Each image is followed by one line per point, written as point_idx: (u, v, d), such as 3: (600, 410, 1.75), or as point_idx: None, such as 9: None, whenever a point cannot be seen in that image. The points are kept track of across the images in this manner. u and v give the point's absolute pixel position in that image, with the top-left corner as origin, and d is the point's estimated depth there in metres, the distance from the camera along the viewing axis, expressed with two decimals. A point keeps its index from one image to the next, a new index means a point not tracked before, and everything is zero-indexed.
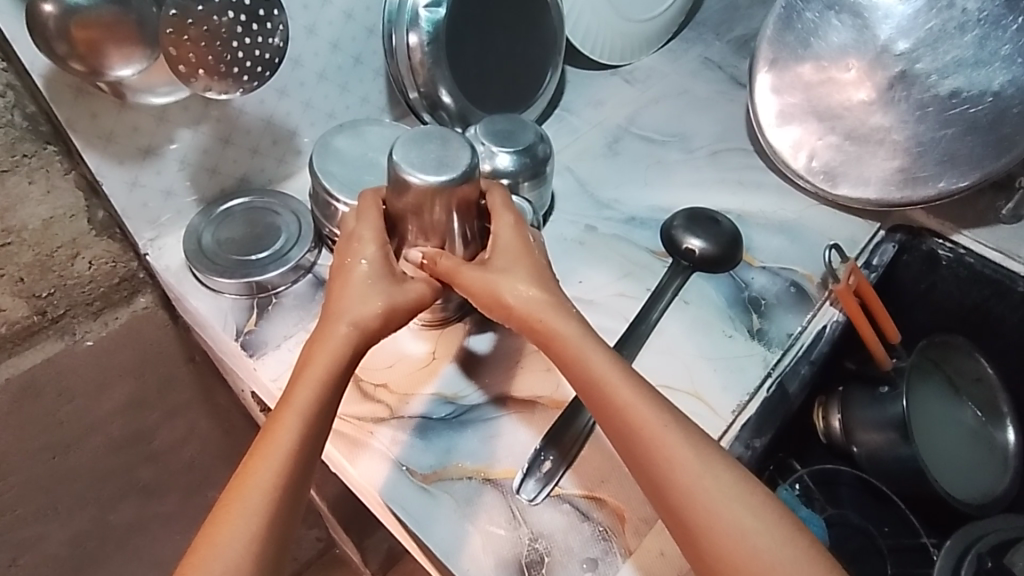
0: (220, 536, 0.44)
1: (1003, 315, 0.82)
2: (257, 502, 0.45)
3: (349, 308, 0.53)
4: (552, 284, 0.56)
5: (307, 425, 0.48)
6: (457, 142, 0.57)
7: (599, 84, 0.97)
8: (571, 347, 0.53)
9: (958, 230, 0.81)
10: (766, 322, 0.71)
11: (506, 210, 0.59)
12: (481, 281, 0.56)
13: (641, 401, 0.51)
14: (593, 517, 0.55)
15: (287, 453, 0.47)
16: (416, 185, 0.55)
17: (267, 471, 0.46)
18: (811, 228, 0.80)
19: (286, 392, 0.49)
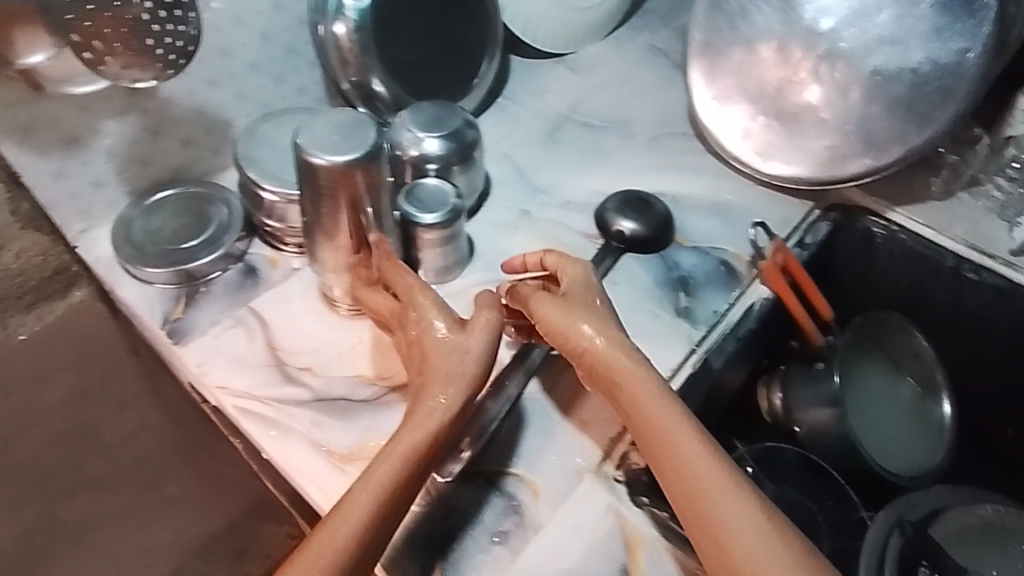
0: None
1: (935, 293, 0.83)
2: (316, 573, 0.45)
3: (437, 370, 0.54)
4: (619, 331, 0.58)
5: (387, 498, 0.49)
6: (365, 119, 0.55)
7: (544, 72, 0.97)
8: (639, 395, 0.55)
9: (891, 208, 0.83)
10: (694, 302, 0.72)
11: (569, 262, 0.63)
12: (555, 315, 0.58)
13: (706, 458, 0.52)
14: (506, 492, 0.56)
15: (353, 530, 0.47)
16: (323, 168, 0.53)
17: (336, 540, 0.46)
18: (743, 212, 0.80)
19: (373, 462, 0.50)
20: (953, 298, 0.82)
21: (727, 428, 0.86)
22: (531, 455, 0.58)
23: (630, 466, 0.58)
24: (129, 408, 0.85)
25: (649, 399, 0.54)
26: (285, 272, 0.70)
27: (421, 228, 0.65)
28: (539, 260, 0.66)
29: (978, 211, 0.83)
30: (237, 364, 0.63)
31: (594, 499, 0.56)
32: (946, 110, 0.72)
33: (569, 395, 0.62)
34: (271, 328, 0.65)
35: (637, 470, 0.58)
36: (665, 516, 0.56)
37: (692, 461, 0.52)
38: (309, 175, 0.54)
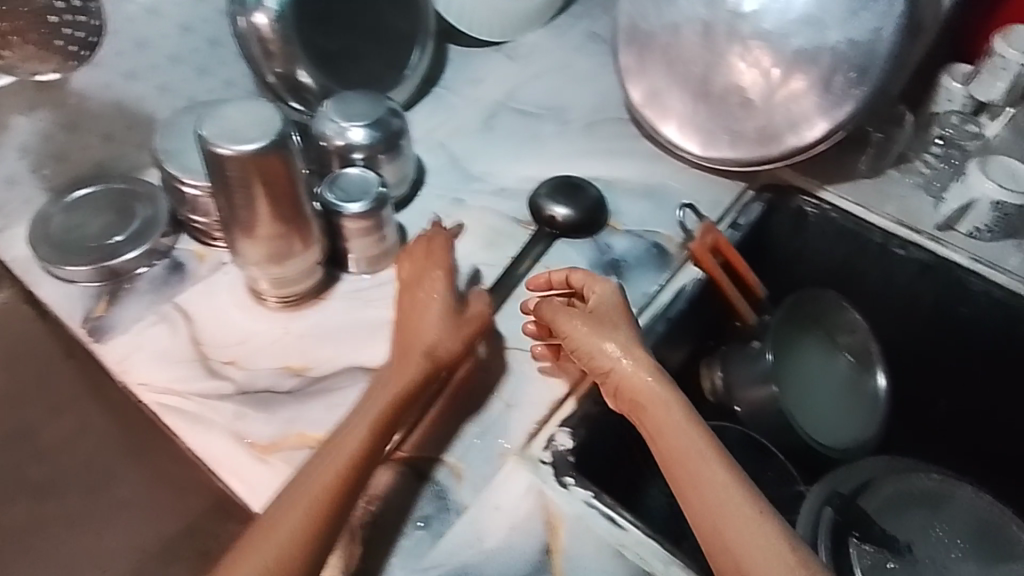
0: (266, 532, 0.47)
1: (867, 269, 0.84)
2: (305, 507, 0.48)
3: (423, 337, 0.58)
4: (645, 354, 0.58)
5: (372, 438, 0.52)
6: (268, 110, 0.55)
7: (482, 62, 0.98)
8: (661, 418, 0.55)
9: (823, 188, 0.85)
10: (624, 284, 0.73)
11: (597, 279, 0.63)
12: (581, 334, 0.59)
13: (727, 485, 0.51)
14: (430, 478, 0.56)
15: (344, 465, 0.51)
16: (228, 157, 0.52)
17: (325, 477, 0.50)
18: (672, 188, 0.83)
19: (358, 411, 0.54)
20: (883, 272, 0.84)
21: None
22: (456, 439, 0.59)
23: (556, 448, 0.59)
24: (74, 407, 0.75)
25: (672, 421, 0.55)
26: (212, 265, 0.69)
27: (345, 217, 0.65)
28: (565, 277, 0.65)
29: (906, 188, 0.85)
30: (159, 361, 0.62)
31: (517, 481, 0.56)
32: (861, 90, 0.74)
33: (497, 380, 0.63)
34: (195, 323, 0.65)
35: (561, 451, 0.59)
36: (588, 493, 0.56)
37: (715, 487, 0.51)
38: (217, 168, 0.54)
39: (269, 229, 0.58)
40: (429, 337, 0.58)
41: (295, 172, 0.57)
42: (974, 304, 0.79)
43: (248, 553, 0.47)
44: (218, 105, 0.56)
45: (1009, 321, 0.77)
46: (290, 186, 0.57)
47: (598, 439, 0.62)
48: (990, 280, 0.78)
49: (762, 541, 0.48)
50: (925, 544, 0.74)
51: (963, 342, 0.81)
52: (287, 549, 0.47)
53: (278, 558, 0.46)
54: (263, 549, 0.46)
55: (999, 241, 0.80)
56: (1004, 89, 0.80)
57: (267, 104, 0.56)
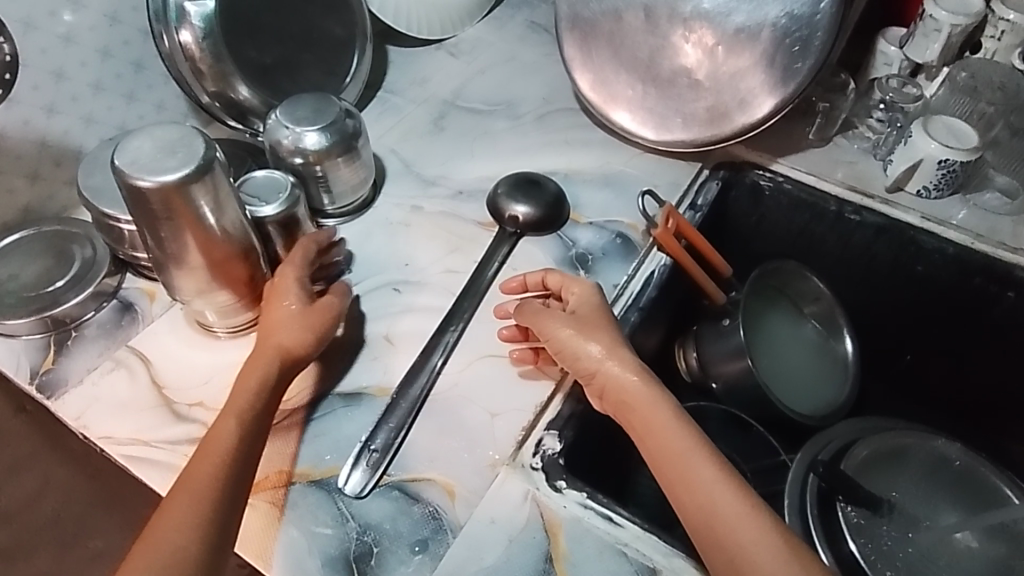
0: (156, 541, 0.45)
1: (825, 236, 0.86)
2: (186, 503, 0.47)
3: (275, 334, 0.57)
4: (629, 354, 0.59)
5: (242, 424, 0.52)
6: (189, 133, 0.52)
7: (423, 60, 0.95)
8: (651, 416, 0.55)
9: (775, 160, 0.86)
10: (593, 277, 0.73)
11: (574, 282, 0.65)
12: (564, 335, 0.60)
13: (720, 481, 0.51)
14: (423, 499, 0.55)
15: (225, 451, 0.50)
16: (150, 189, 0.49)
17: (203, 471, 0.48)
18: (629, 175, 0.84)
19: (226, 404, 0.53)
20: (839, 238, 0.85)
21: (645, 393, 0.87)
22: (444, 456, 0.58)
23: (545, 453, 0.58)
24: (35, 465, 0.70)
25: (663, 423, 0.54)
26: (164, 305, 0.65)
27: (268, 222, 0.63)
28: (541, 279, 0.67)
29: (854, 153, 0.87)
30: (117, 410, 0.58)
31: (512, 490, 0.56)
32: (803, 64, 0.74)
33: (478, 389, 0.62)
34: (154, 365, 0.61)
35: (550, 454, 0.58)
36: (582, 494, 0.56)
37: (706, 485, 0.51)
38: (137, 200, 0.50)
39: (204, 257, 0.55)
40: (282, 333, 0.57)
41: (221, 197, 0.53)
42: (930, 262, 0.81)
43: (139, 560, 0.44)
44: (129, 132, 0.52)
45: (965, 274, 0.80)
46: (213, 211, 0.53)
47: (585, 437, 0.62)
48: (941, 237, 0.80)
49: (755, 537, 0.48)
50: (906, 499, 0.77)
51: (921, 298, 0.84)
52: (179, 549, 0.45)
53: (169, 557, 0.44)
54: (153, 553, 0.44)
55: (947, 198, 0.83)
56: (938, 51, 0.83)
57: (188, 127, 0.52)
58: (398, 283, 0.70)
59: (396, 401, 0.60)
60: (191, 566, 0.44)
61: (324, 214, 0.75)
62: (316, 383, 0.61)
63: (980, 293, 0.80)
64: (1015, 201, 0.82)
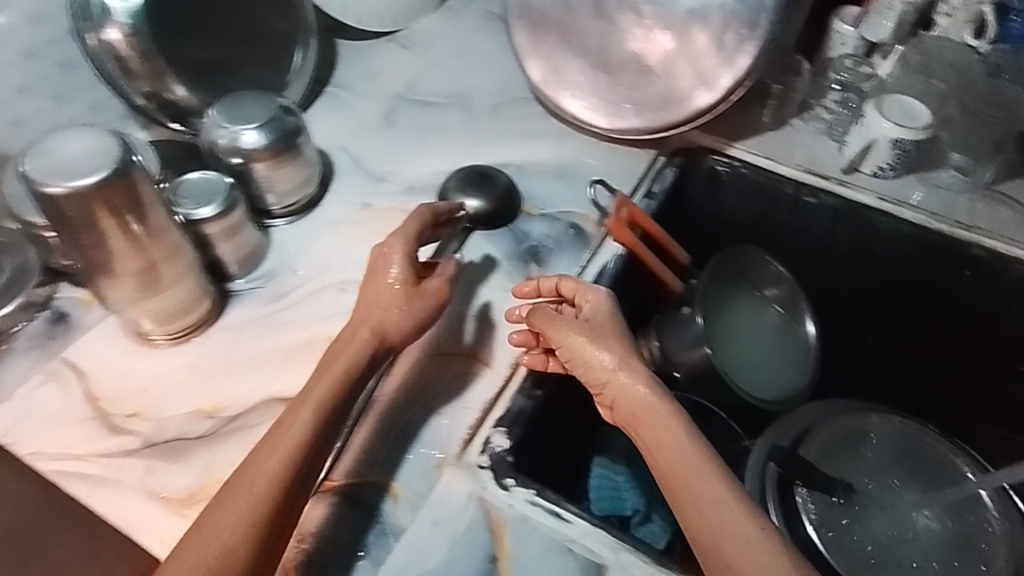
0: (212, 533, 0.47)
1: (783, 222, 0.85)
2: (244, 498, 0.48)
3: (372, 314, 0.58)
4: (644, 367, 0.58)
5: (318, 425, 0.52)
6: (104, 134, 0.49)
7: (374, 53, 0.93)
8: (659, 429, 0.55)
9: (731, 145, 0.85)
10: (545, 270, 0.72)
11: (585, 290, 0.62)
12: (576, 344, 0.59)
13: (726, 500, 0.51)
14: (366, 504, 0.54)
15: (295, 445, 0.51)
16: (63, 196, 0.46)
17: (269, 467, 0.49)
18: (583, 165, 0.82)
19: (301, 394, 0.54)
20: (797, 222, 0.85)
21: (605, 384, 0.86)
22: (389, 458, 0.57)
23: (493, 450, 0.58)
24: None
25: (671, 436, 0.54)
26: (100, 314, 0.63)
27: (206, 224, 0.62)
28: (554, 286, 0.64)
29: (811, 135, 0.86)
30: (50, 424, 0.57)
31: (456, 491, 0.55)
32: (751, 44, 0.73)
33: (425, 388, 0.61)
34: (89, 377, 0.60)
35: (499, 451, 0.57)
36: (531, 492, 0.55)
37: (712, 502, 0.50)
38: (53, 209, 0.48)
39: (128, 263, 0.53)
40: (383, 313, 0.58)
41: (143, 202, 0.51)
42: (886, 243, 0.80)
43: (196, 550, 0.46)
44: (57, 130, 0.50)
45: (922, 253, 0.79)
46: (136, 216, 0.51)
47: (536, 433, 0.61)
48: (898, 218, 0.79)
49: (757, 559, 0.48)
50: (864, 484, 0.78)
51: (880, 279, 0.83)
52: (226, 552, 0.46)
53: (224, 551, 0.46)
54: (205, 548, 0.46)
55: (902, 178, 0.82)
56: (892, 28, 0.82)
57: (106, 131, 0.50)
58: (345, 283, 0.69)
59: None
60: (244, 559, 0.46)
61: (270, 215, 0.73)
62: (258, 389, 0.60)
63: (938, 274, 0.79)
64: (970, 178, 0.81)
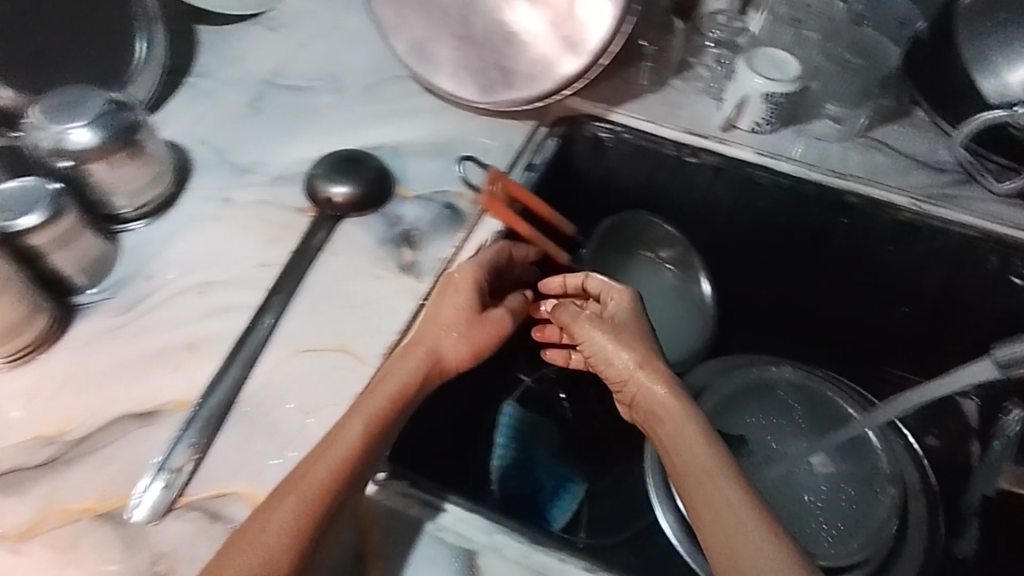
0: (252, 537, 0.46)
1: (670, 184, 0.85)
2: (291, 502, 0.47)
3: (433, 333, 0.59)
4: (669, 371, 0.59)
5: (370, 432, 0.52)
6: None
7: (237, 37, 0.88)
8: (676, 428, 0.55)
9: (611, 110, 0.84)
10: (419, 254, 0.69)
11: (613, 291, 0.65)
12: (601, 341, 0.61)
13: (742, 500, 0.49)
14: (225, 516, 0.51)
15: (344, 452, 0.50)
16: None
17: (317, 474, 0.49)
18: (462, 141, 0.80)
19: (357, 403, 0.54)
20: (683, 183, 0.84)
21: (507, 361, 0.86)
22: (252, 462, 0.54)
23: None
24: None
25: (688, 436, 0.54)
26: None
27: (30, 235, 0.57)
28: (579, 283, 0.66)
29: (690, 95, 0.86)
30: None
31: None
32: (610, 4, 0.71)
33: (290, 387, 0.59)
34: None
35: None
36: (406, 483, 0.54)
37: (724, 502, 0.49)
38: None
39: None
40: (444, 334, 0.59)
41: None
42: (768, 196, 0.81)
43: (238, 552, 0.45)
44: None
45: (802, 205, 0.80)
46: None
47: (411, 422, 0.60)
48: (776, 171, 0.80)
49: (768, 558, 0.46)
50: (764, 438, 0.83)
51: (768, 231, 0.84)
52: (268, 556, 0.45)
53: (264, 556, 0.45)
54: (248, 553, 0.45)
55: (780, 131, 0.82)
56: None
57: None
58: (203, 285, 0.65)
59: (199, 413, 0.56)
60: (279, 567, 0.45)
61: (124, 218, 0.68)
62: (108, 406, 0.57)
63: (818, 222, 0.80)
64: (844, 126, 0.82)
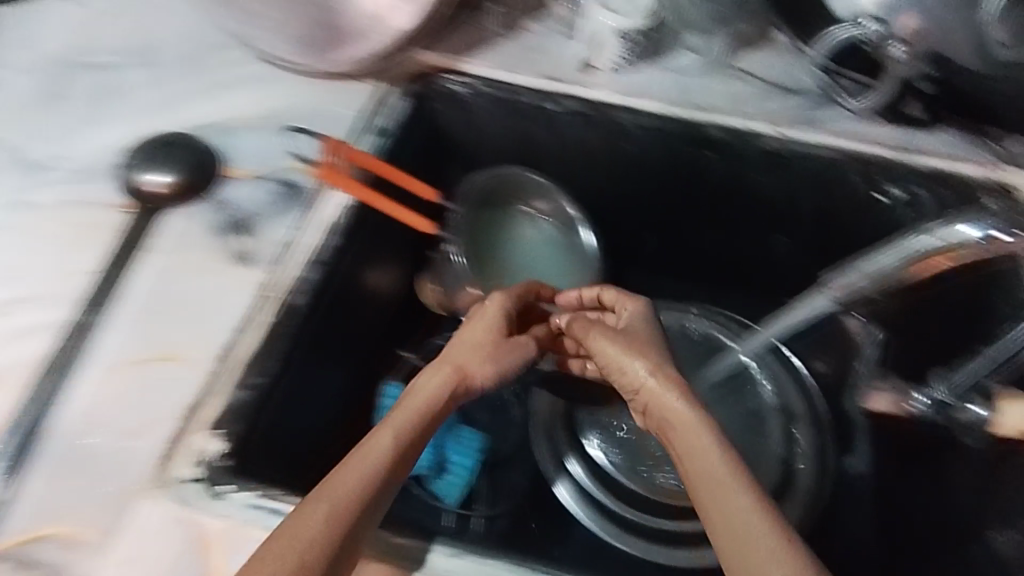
0: (277, 552, 0.43)
1: (537, 136, 0.80)
2: (320, 514, 0.45)
3: (456, 351, 0.59)
4: (680, 376, 0.56)
5: (400, 445, 0.50)
6: None
7: (34, 12, 0.77)
8: (688, 436, 0.51)
9: (464, 62, 0.78)
10: (252, 240, 0.64)
11: (629, 300, 0.65)
12: (611, 351, 0.59)
13: (759, 512, 0.46)
14: (40, 558, 0.51)
15: (378, 464, 0.48)
16: None
17: (349, 483, 0.46)
18: (302, 110, 0.73)
19: (388, 415, 0.53)
20: (547, 132, 0.80)
21: (391, 338, 0.83)
22: (71, 496, 0.53)
23: (205, 459, 0.54)
24: None
25: (701, 445, 0.50)
26: None
27: None
28: (596, 296, 0.68)
29: (547, 37, 0.80)
30: None
31: (154, 515, 0.52)
32: None
33: (115, 406, 0.56)
34: None
35: (213, 459, 0.54)
36: (254, 493, 0.53)
37: (741, 515, 0.46)
38: None
39: None
40: (470, 352, 0.59)
41: None
42: (636, 139, 0.77)
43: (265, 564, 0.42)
44: None
45: (671, 143, 0.76)
46: None
47: (263, 423, 0.57)
48: (639, 112, 0.76)
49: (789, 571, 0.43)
50: None
51: (638, 175, 0.81)
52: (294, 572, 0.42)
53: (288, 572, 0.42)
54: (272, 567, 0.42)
55: (641, 69, 0.79)
56: None
57: None
58: (9, 303, 0.61)
59: (5, 449, 0.55)
60: None
61: None
62: None
63: (686, 159, 0.78)
64: (704, 57, 0.79)
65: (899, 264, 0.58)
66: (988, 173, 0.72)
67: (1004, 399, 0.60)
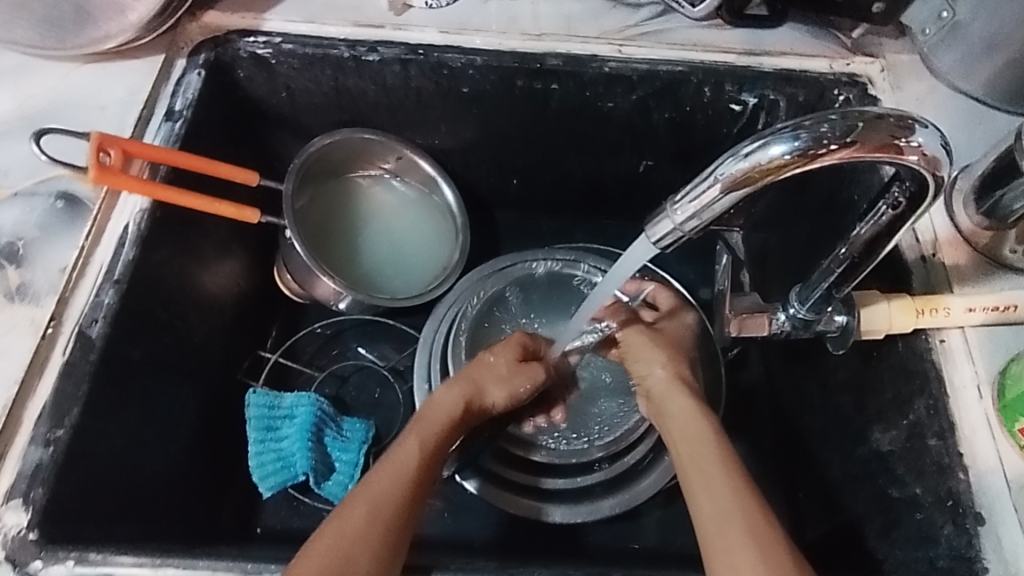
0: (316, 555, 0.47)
1: (366, 90, 0.72)
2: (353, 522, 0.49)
3: (475, 372, 0.64)
4: (686, 375, 0.64)
5: (427, 456, 0.56)
6: None
7: None
8: (688, 418, 0.58)
9: (260, 19, 0.67)
10: (27, 271, 0.55)
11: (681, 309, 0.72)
12: (640, 345, 0.66)
13: (723, 482, 0.51)
14: None
15: (402, 478, 0.53)
16: None
17: (380, 494, 0.51)
18: (70, 104, 0.62)
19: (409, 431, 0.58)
20: (375, 85, 0.71)
21: (247, 339, 0.76)
22: None
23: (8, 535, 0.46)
24: None
25: (699, 429, 0.56)
26: None
27: None
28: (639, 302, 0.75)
29: None
30: None
31: None
32: None
33: None
34: None
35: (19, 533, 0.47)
36: (70, 564, 0.46)
37: (720, 487, 0.50)
38: None
39: None
40: (484, 374, 0.64)
41: None
42: (470, 81, 0.70)
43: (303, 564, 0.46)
44: None
45: (509, 81, 0.70)
46: None
47: (74, 476, 0.50)
48: (469, 50, 0.68)
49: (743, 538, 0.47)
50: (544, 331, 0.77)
51: (485, 119, 0.75)
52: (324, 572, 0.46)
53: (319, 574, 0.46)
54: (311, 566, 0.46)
55: None
56: None
57: None
58: None
59: None
60: None
61: None
62: None
63: (530, 94, 0.71)
64: None
65: (712, 191, 0.42)
66: (837, 68, 0.68)
67: (860, 305, 0.54)
